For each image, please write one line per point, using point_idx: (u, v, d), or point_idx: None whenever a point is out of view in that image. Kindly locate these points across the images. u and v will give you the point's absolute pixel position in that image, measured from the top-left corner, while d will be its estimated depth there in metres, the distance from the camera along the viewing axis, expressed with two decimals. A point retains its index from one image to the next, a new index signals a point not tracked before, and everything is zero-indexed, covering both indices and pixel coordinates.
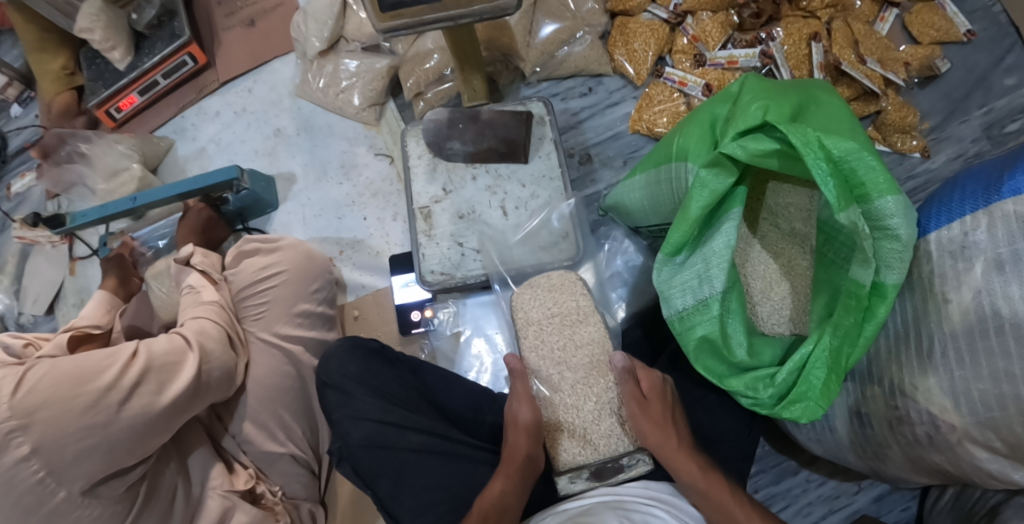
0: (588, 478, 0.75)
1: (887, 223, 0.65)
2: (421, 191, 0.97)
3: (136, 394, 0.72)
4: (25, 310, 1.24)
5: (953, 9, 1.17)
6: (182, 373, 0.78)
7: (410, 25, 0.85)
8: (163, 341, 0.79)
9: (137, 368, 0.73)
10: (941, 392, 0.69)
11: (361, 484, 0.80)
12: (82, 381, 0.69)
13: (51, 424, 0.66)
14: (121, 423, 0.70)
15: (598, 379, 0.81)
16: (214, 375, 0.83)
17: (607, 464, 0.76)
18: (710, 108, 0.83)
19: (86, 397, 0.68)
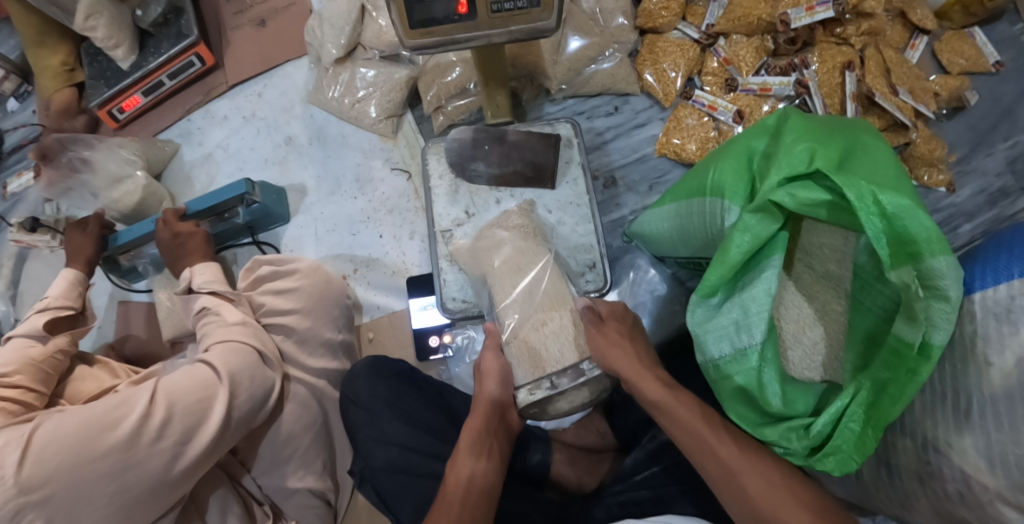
0: (546, 389, 0.77)
1: (937, 284, 0.63)
2: (442, 213, 0.94)
3: (153, 450, 0.70)
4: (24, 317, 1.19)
5: (983, 38, 1.15)
6: (207, 417, 0.75)
7: (441, 43, 0.80)
8: (187, 381, 0.76)
9: (153, 419, 0.71)
10: (976, 452, 0.67)
11: (382, 507, 0.78)
12: (90, 441, 0.67)
13: (66, 497, 0.66)
14: (129, 478, 0.69)
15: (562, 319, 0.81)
16: (242, 416, 0.79)
17: (567, 371, 0.77)
18: (746, 142, 0.81)
19: (99, 463, 0.67)
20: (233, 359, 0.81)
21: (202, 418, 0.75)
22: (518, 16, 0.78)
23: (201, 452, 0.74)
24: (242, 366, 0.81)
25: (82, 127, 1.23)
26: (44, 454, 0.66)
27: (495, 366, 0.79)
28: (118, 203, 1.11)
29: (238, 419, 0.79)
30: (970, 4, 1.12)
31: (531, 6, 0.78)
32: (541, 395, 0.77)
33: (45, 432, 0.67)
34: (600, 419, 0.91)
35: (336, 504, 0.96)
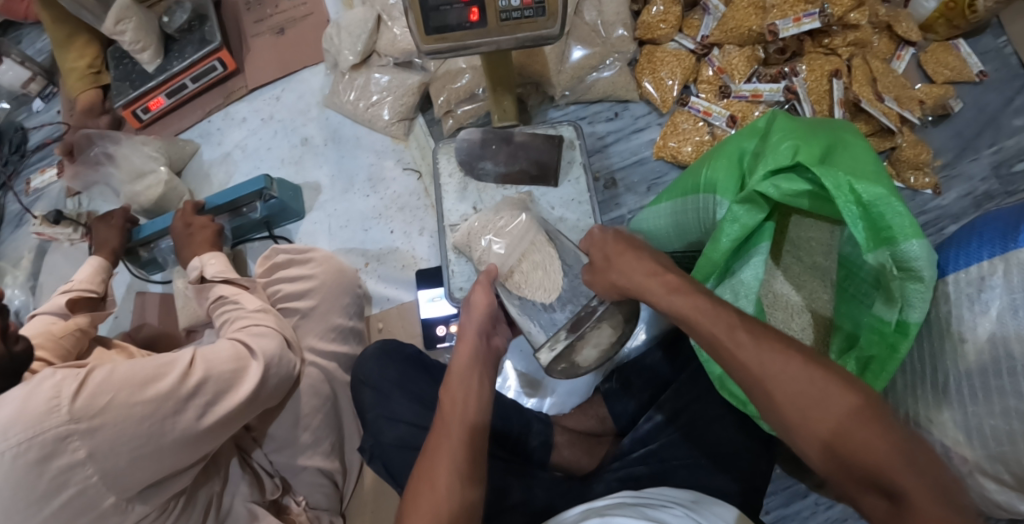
0: (566, 335, 0.78)
1: (912, 265, 0.68)
2: (451, 209, 1.00)
3: (190, 405, 0.75)
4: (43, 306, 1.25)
5: (967, 49, 1.21)
6: (240, 385, 0.81)
7: (453, 48, 0.87)
8: (220, 354, 0.82)
9: (194, 379, 0.76)
10: (955, 426, 0.72)
11: (390, 482, 0.83)
12: (143, 387, 0.71)
13: (111, 431, 0.68)
14: (164, 439, 0.72)
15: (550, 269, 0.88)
16: (268, 389, 0.85)
17: (583, 313, 0.79)
18: (738, 142, 0.86)
19: (142, 407, 0.70)
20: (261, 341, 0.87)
21: (233, 387, 0.80)
22: (525, 24, 0.85)
23: (231, 413, 0.78)
24: (271, 343, 0.88)
25: (105, 125, 1.30)
26: (100, 392, 0.69)
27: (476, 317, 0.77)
28: (140, 196, 1.17)
29: (264, 393, 0.85)
30: (955, 18, 1.18)
31: (536, 15, 0.84)
32: (561, 348, 0.78)
33: (100, 373, 0.70)
34: (600, 405, 0.96)
35: (342, 486, 1.00)
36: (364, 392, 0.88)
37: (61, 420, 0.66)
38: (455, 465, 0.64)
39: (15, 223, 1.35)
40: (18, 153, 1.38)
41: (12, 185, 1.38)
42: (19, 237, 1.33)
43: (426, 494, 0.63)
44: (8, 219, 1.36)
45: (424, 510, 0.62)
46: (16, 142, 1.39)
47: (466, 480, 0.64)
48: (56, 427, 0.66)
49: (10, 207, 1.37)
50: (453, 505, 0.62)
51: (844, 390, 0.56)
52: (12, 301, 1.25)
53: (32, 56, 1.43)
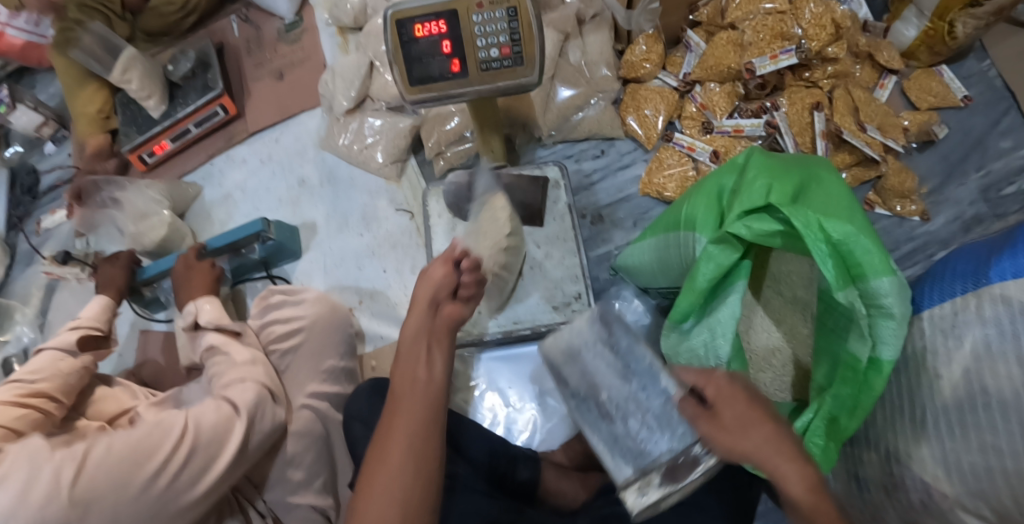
0: (659, 485, 0.69)
1: (882, 302, 0.70)
2: (441, 250, 1.03)
3: (182, 475, 0.78)
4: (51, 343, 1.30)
5: (950, 75, 1.23)
6: (228, 446, 0.83)
7: (437, 98, 0.89)
8: (210, 413, 0.85)
9: (184, 447, 0.79)
10: (934, 462, 0.72)
11: None
12: (136, 462, 0.75)
13: (108, 511, 0.72)
14: (159, 510, 0.76)
15: (602, 362, 0.77)
16: (258, 440, 0.88)
17: (680, 459, 0.69)
18: (717, 179, 0.88)
19: (135, 484, 0.74)
20: (247, 396, 0.89)
21: (222, 448, 0.83)
22: (504, 74, 0.87)
23: (219, 481, 0.81)
24: (256, 396, 0.90)
25: (113, 168, 1.36)
26: (96, 474, 0.73)
27: (427, 289, 0.78)
28: (145, 238, 1.21)
29: (249, 453, 0.87)
30: (936, 44, 1.19)
31: (515, 64, 0.86)
32: (653, 497, 0.68)
33: (96, 453, 0.74)
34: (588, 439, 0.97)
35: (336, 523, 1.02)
36: (354, 431, 0.90)
37: (61, 505, 0.70)
38: (409, 440, 0.66)
39: (26, 263, 1.40)
40: (29, 195, 1.43)
41: (24, 226, 1.43)
42: (29, 276, 1.38)
43: (381, 479, 0.65)
44: (19, 259, 1.41)
45: (378, 489, 0.64)
46: (28, 185, 1.44)
47: (419, 457, 0.66)
48: (56, 513, 0.70)
49: (20, 246, 1.42)
50: (409, 487, 0.65)
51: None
52: (21, 339, 1.29)
53: (45, 101, 1.50)
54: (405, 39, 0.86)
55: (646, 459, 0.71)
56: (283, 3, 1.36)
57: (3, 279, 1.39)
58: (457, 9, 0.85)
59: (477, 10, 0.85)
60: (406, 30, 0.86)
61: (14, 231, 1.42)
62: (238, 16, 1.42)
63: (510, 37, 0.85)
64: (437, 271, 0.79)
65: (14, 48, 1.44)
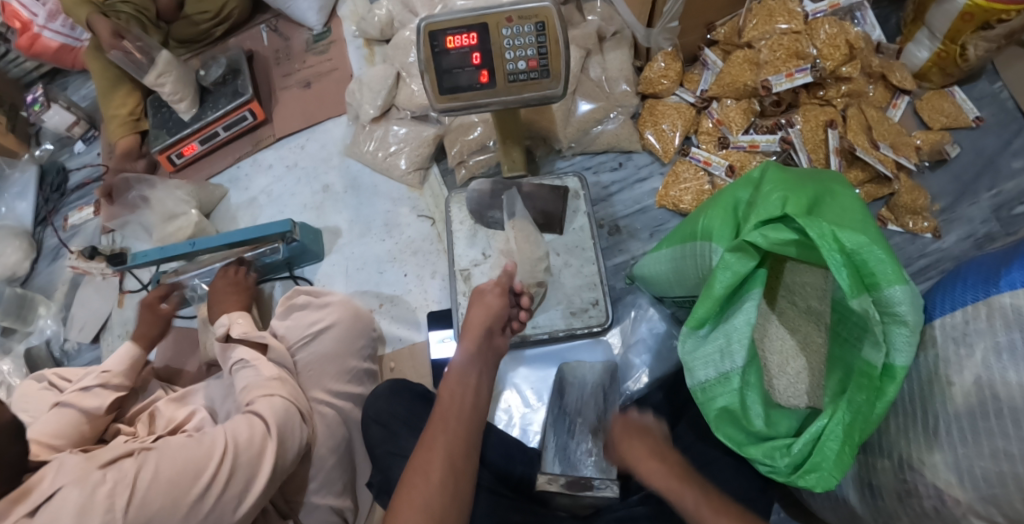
0: (561, 485, 0.87)
1: (895, 309, 0.73)
2: (462, 254, 1.07)
3: (225, 491, 0.81)
4: (72, 337, 1.32)
5: (962, 96, 1.25)
6: (264, 458, 0.86)
7: (465, 106, 0.94)
8: (245, 425, 0.88)
9: (226, 464, 0.82)
10: (946, 468, 0.73)
11: None
12: (183, 482, 0.78)
13: None
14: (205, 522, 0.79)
15: (596, 399, 0.97)
16: (290, 454, 0.91)
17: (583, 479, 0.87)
18: (733, 192, 0.91)
19: (182, 501, 0.78)
20: (278, 412, 0.91)
21: (258, 465, 0.85)
22: (530, 85, 0.92)
23: (259, 497, 0.85)
24: (284, 413, 0.92)
25: (142, 169, 1.40)
26: (147, 497, 0.76)
27: (481, 316, 0.85)
28: (172, 238, 1.26)
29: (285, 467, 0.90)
30: (947, 66, 1.23)
31: (540, 77, 0.91)
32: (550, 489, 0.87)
33: (146, 475, 0.77)
34: None
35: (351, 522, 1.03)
36: (373, 429, 0.92)
37: None
38: (448, 456, 0.73)
39: (51, 257, 1.43)
40: (58, 192, 1.47)
41: (51, 221, 1.46)
42: (53, 270, 1.41)
43: (419, 486, 0.71)
44: (44, 253, 1.44)
45: (415, 499, 0.70)
46: (57, 182, 1.48)
47: (455, 475, 0.72)
48: None
49: (47, 241, 1.45)
50: (444, 494, 0.70)
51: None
52: (44, 331, 1.34)
53: (77, 102, 1.56)
54: (437, 51, 0.90)
55: (575, 466, 0.91)
56: (313, 14, 1.42)
57: (28, 272, 1.41)
58: (488, 23, 0.89)
59: (507, 24, 0.89)
60: (439, 41, 0.90)
61: (42, 226, 1.46)
62: (269, 26, 1.48)
63: (537, 51, 0.89)
64: (492, 298, 0.87)
65: (49, 50, 1.48)
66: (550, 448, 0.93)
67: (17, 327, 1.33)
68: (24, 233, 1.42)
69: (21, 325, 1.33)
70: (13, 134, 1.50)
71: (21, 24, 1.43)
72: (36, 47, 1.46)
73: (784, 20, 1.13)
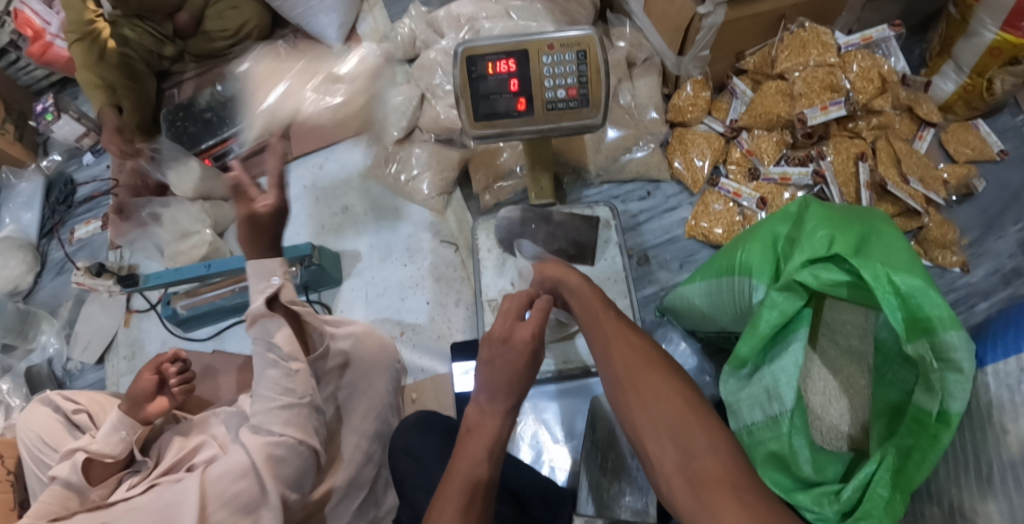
0: None
1: (951, 356, 0.71)
2: (490, 284, 1.05)
3: None
4: (75, 356, 1.27)
5: (987, 129, 1.25)
6: None
7: (499, 134, 0.91)
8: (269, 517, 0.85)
9: None
10: (1001, 517, 0.70)
11: None
12: None
13: None
14: None
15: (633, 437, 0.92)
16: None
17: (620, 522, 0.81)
18: (771, 227, 0.89)
19: None
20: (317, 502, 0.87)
21: None
22: (570, 114, 0.89)
23: None
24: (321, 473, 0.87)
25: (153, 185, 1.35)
26: None
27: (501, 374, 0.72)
28: (185, 256, 1.22)
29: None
30: (973, 99, 1.23)
31: (580, 106, 0.89)
32: None
33: None
34: None
35: None
36: (402, 462, 0.89)
37: None
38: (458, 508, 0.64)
39: (56, 271, 1.39)
40: (65, 204, 1.43)
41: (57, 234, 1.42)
42: (59, 285, 1.37)
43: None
44: (50, 267, 1.40)
45: None
46: (64, 195, 1.44)
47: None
48: None
49: (53, 254, 1.41)
50: None
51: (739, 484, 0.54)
52: (47, 349, 1.29)
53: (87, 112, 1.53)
54: (475, 77, 0.88)
55: (611, 508, 0.86)
56: (334, 31, 1.40)
57: (32, 287, 1.37)
58: (529, 50, 0.87)
59: (548, 52, 0.87)
60: (477, 67, 0.88)
61: (48, 238, 1.42)
62: (287, 41, 1.45)
63: (577, 79, 0.87)
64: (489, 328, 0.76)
65: (61, 59, 1.45)
66: (583, 487, 0.87)
67: (18, 345, 1.28)
68: (29, 245, 1.37)
69: (21, 342, 1.27)
70: (21, 144, 1.46)
71: (33, 32, 1.40)
72: (48, 56, 1.43)
73: (818, 53, 1.10)
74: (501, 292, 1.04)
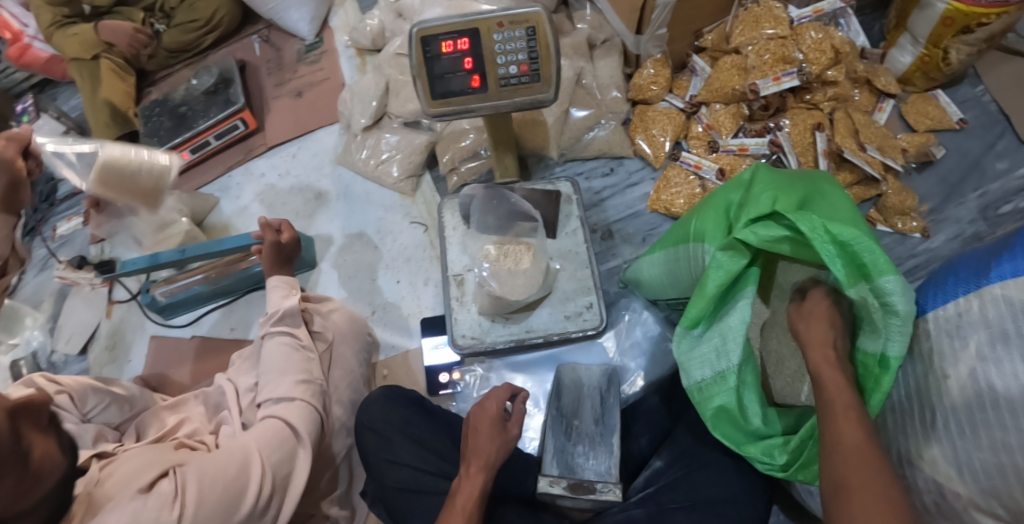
0: (565, 486, 0.86)
1: (889, 300, 0.73)
2: (455, 260, 1.07)
3: (265, 508, 0.83)
4: (58, 348, 1.29)
5: (946, 99, 1.28)
6: (296, 472, 0.88)
7: (457, 111, 0.94)
8: (270, 431, 0.87)
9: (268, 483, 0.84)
10: (945, 461, 0.74)
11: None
12: (230, 500, 0.79)
13: None
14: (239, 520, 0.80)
15: (593, 399, 0.95)
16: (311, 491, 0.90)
17: (583, 482, 0.86)
18: (724, 195, 0.91)
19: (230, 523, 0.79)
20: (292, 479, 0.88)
21: (289, 480, 0.87)
22: (523, 89, 0.92)
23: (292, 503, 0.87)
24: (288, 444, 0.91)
25: None
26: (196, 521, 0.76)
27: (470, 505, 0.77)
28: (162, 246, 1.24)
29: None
30: (930, 70, 1.25)
31: (532, 81, 0.92)
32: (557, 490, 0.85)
33: (192, 490, 0.77)
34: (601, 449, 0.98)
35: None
36: (368, 439, 0.91)
37: None
38: None
39: (39, 268, 1.40)
40: (47, 202, 1.45)
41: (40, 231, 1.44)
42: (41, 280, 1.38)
43: None
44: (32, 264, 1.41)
45: None
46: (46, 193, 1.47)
47: None
48: None
49: (35, 251, 1.42)
50: None
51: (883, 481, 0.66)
52: (31, 343, 1.29)
53: (66, 111, 1.56)
54: (429, 56, 0.91)
55: (575, 470, 0.88)
56: (304, 25, 1.43)
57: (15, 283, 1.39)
58: (479, 28, 0.90)
59: (498, 29, 0.90)
60: (431, 47, 0.90)
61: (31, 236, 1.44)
62: (260, 37, 1.49)
63: (528, 55, 0.90)
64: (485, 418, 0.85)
65: (39, 61, 1.48)
66: (548, 450, 0.90)
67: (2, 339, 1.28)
68: None
69: (5, 336, 1.28)
70: None
71: (12, 35, 1.45)
72: (27, 58, 1.47)
73: (771, 26, 1.14)
74: (467, 265, 1.07)
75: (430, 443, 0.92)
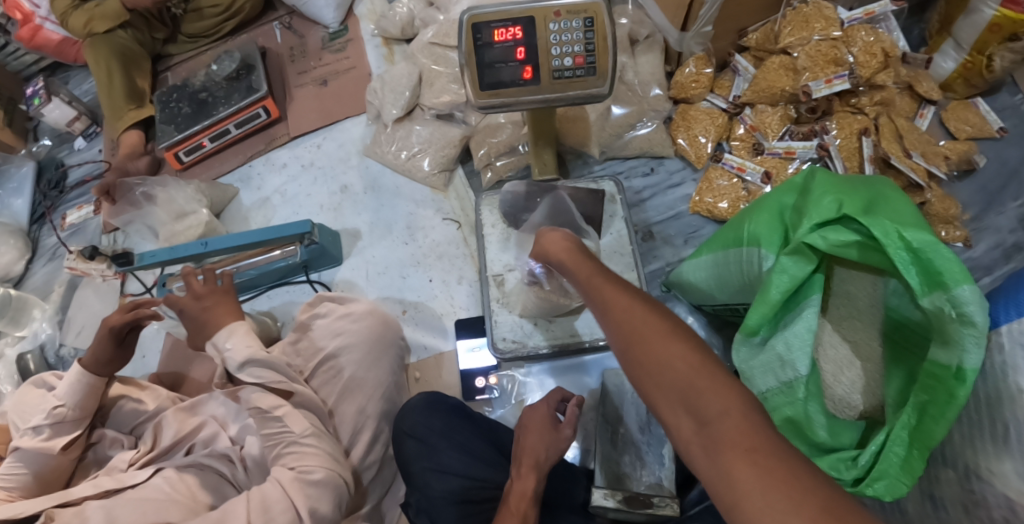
0: (619, 499, 0.82)
1: (965, 310, 0.70)
2: (495, 259, 1.04)
3: None
4: (68, 342, 1.23)
5: (986, 107, 1.25)
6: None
7: (504, 103, 0.90)
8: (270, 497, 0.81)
9: None
10: (1019, 478, 0.69)
11: None
12: None
13: None
14: None
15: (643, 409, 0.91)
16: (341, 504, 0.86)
17: (639, 495, 0.82)
18: (777, 197, 0.88)
19: None
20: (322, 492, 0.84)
21: None
22: (576, 82, 0.88)
23: None
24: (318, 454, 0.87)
25: (145, 167, 1.32)
26: None
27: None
28: (180, 236, 1.19)
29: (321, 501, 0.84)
30: (973, 77, 1.23)
31: (587, 74, 0.88)
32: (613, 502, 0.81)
33: None
34: None
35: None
36: (408, 445, 0.87)
37: None
38: None
39: (47, 257, 1.34)
40: (57, 189, 1.39)
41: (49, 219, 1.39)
42: (51, 269, 1.33)
43: None
44: (41, 253, 1.35)
45: None
46: (56, 180, 1.41)
47: None
48: None
49: (44, 240, 1.37)
50: None
51: (764, 431, 0.50)
52: (39, 335, 1.24)
53: (78, 95, 1.50)
54: (480, 44, 0.87)
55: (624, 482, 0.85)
56: (330, 12, 1.38)
57: (23, 273, 1.33)
58: (535, 17, 0.86)
59: (554, 19, 0.86)
60: (483, 35, 0.87)
61: (39, 225, 1.38)
62: (283, 23, 1.44)
63: (584, 47, 0.86)
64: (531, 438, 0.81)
65: (51, 43, 1.42)
66: (596, 461, 0.87)
67: (7, 331, 1.24)
68: (20, 230, 1.34)
69: (13, 328, 1.24)
70: (10, 129, 1.43)
71: (22, 16, 1.38)
72: (38, 39, 1.41)
73: (821, 27, 1.11)
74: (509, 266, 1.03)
75: (472, 450, 0.88)
